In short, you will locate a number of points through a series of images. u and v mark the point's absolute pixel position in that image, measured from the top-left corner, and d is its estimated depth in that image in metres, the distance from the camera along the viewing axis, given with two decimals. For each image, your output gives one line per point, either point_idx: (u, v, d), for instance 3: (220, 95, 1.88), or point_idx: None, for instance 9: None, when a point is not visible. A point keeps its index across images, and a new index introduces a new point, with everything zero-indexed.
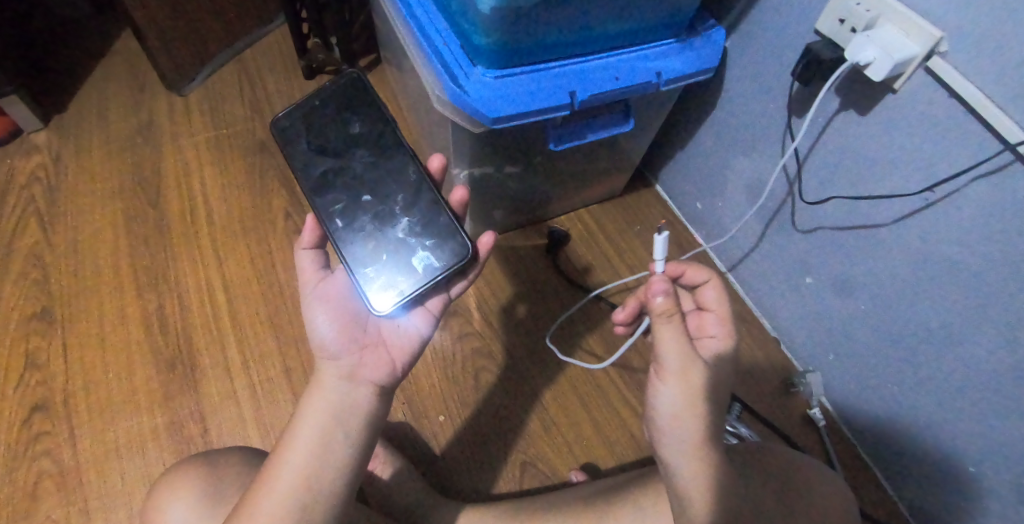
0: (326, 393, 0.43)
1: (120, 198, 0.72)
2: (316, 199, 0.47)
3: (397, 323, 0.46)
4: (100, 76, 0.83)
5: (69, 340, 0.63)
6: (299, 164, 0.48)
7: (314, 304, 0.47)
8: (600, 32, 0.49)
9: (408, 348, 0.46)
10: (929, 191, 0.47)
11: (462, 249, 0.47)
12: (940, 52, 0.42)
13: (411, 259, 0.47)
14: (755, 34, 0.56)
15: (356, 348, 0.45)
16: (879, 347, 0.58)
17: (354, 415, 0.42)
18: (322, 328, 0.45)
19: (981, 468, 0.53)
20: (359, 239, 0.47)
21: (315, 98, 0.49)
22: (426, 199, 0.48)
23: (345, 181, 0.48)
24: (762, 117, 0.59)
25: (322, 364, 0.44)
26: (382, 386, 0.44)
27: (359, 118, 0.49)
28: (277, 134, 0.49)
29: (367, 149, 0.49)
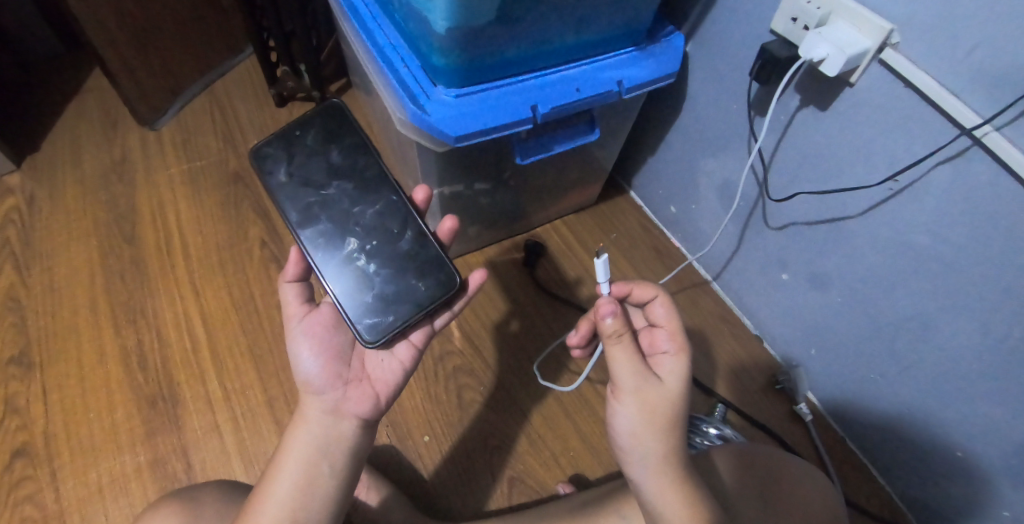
0: (310, 427, 0.42)
1: (96, 236, 0.72)
2: (301, 231, 0.46)
3: (381, 358, 0.46)
4: (72, 115, 0.83)
5: (47, 383, 0.62)
6: (282, 197, 0.46)
7: (297, 338, 0.45)
8: (558, 46, 0.49)
9: (391, 382, 0.46)
10: (893, 181, 0.47)
11: (448, 280, 0.46)
12: (892, 44, 0.43)
13: (396, 292, 0.46)
14: (713, 39, 0.57)
15: (342, 384, 0.44)
16: (860, 339, 0.58)
17: (338, 449, 0.42)
18: (305, 362, 0.44)
19: (968, 453, 0.53)
20: (345, 271, 0.45)
21: (293, 127, 0.47)
22: (412, 230, 0.47)
23: (332, 215, 0.46)
24: (726, 118, 0.60)
25: (305, 398, 0.44)
26: (366, 420, 0.44)
27: (340, 147, 0.47)
28: (255, 164, 0.46)
29: (351, 181, 0.47)
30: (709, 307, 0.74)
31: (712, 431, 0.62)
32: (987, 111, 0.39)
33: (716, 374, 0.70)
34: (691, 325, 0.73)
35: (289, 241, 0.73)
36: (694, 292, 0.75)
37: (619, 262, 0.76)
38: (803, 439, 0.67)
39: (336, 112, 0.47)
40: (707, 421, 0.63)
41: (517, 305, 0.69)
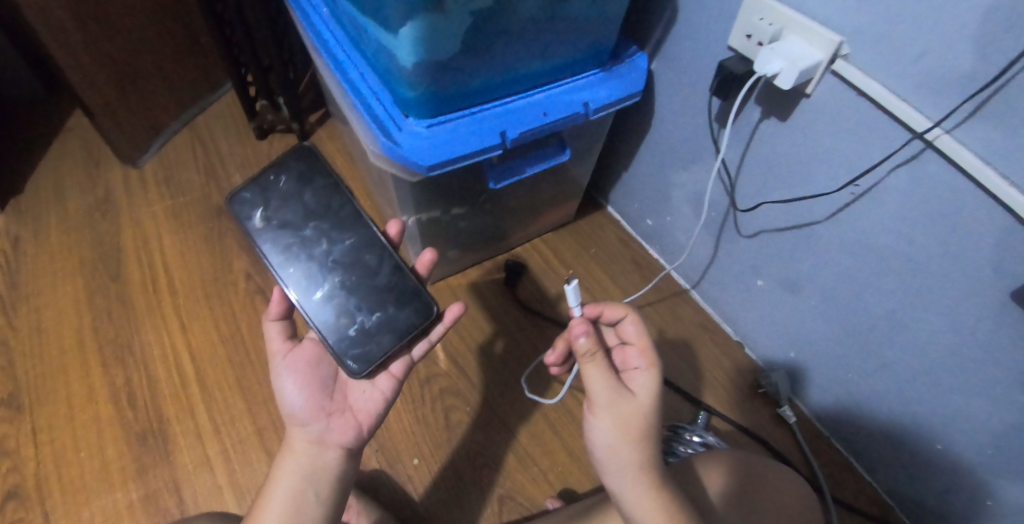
0: (296, 457, 0.43)
1: (82, 275, 0.73)
2: (281, 271, 0.46)
3: (363, 389, 0.47)
4: (54, 155, 0.84)
5: (37, 424, 0.63)
6: (259, 239, 0.46)
7: (281, 373, 0.46)
8: (524, 72, 0.51)
9: (373, 411, 0.46)
10: (854, 185, 0.49)
11: (426, 309, 0.48)
12: (843, 55, 0.44)
13: (377, 324, 0.47)
14: (675, 57, 0.59)
15: (325, 415, 0.45)
16: (835, 340, 0.60)
17: (324, 478, 0.43)
18: (289, 396, 0.45)
19: (949, 445, 0.54)
20: (328, 307, 0.46)
21: (268, 172, 0.47)
22: (388, 265, 0.48)
23: (312, 255, 0.47)
24: (693, 133, 0.62)
25: (290, 430, 0.44)
26: (350, 449, 0.45)
27: (313, 188, 0.47)
28: (232, 209, 0.46)
29: (328, 221, 0.48)
30: (690, 315, 0.75)
31: (695, 438, 0.63)
32: (935, 114, 0.41)
33: (699, 382, 0.71)
34: (673, 335, 0.74)
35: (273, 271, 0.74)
36: (674, 301, 0.76)
37: (600, 275, 0.77)
38: (788, 441, 0.68)
39: (310, 154, 0.48)
40: (689, 430, 0.64)
41: (501, 323, 0.70)
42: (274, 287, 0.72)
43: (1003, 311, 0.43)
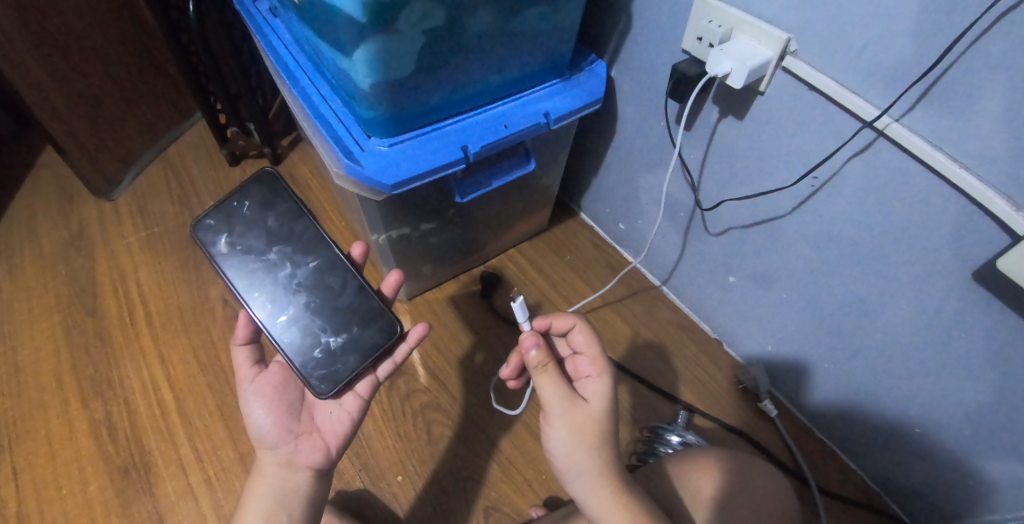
0: (266, 480, 0.45)
1: (59, 311, 0.73)
2: (246, 297, 0.47)
3: (329, 409, 0.48)
4: (27, 193, 0.84)
5: (17, 464, 0.62)
6: (223, 265, 0.47)
7: (248, 398, 0.47)
8: (483, 86, 0.52)
9: (341, 432, 0.47)
10: (813, 176, 0.50)
11: (390, 328, 0.48)
12: (792, 52, 0.46)
13: (341, 345, 0.47)
14: (632, 63, 0.60)
15: (292, 437, 0.46)
16: (808, 330, 0.61)
17: (293, 500, 0.44)
18: (256, 420, 0.46)
19: (927, 428, 0.55)
20: (292, 331, 0.47)
21: (231, 198, 0.47)
22: (352, 286, 0.49)
23: (277, 279, 0.48)
24: (655, 136, 0.63)
25: (260, 453, 0.46)
26: (320, 470, 0.46)
27: (275, 213, 0.48)
28: (197, 237, 0.47)
29: (291, 245, 0.48)
30: (667, 316, 0.76)
31: (675, 438, 0.64)
32: (882, 103, 0.42)
33: (680, 381, 0.72)
34: (652, 336, 0.74)
35: None
36: (651, 303, 0.77)
37: (576, 281, 0.78)
38: (772, 435, 0.69)
39: (270, 179, 0.48)
40: (669, 429, 0.64)
41: (480, 335, 0.71)
42: None
43: (966, 290, 0.44)
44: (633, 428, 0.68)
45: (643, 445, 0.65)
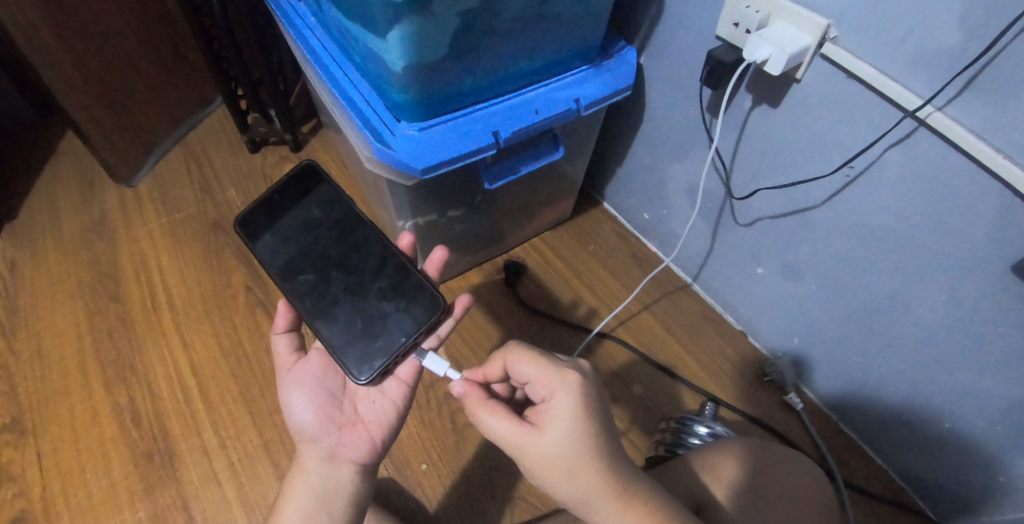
0: (308, 476, 0.44)
1: (81, 296, 0.73)
2: (287, 283, 0.48)
3: (372, 399, 0.47)
4: (48, 179, 0.84)
5: (42, 448, 0.62)
6: (267, 256, 0.49)
7: (289, 388, 0.47)
8: (514, 71, 0.51)
9: (385, 423, 0.47)
10: (849, 167, 0.49)
11: (433, 302, 0.47)
12: (831, 38, 0.44)
13: (382, 326, 0.47)
14: (662, 50, 0.59)
15: (334, 430, 0.45)
16: (837, 323, 0.60)
17: (336, 497, 0.44)
18: (298, 411, 0.46)
19: (957, 423, 0.53)
20: (334, 315, 0.47)
21: (272, 192, 0.49)
22: (393, 264, 0.49)
23: (317, 263, 0.48)
24: (685, 124, 0.62)
25: (302, 447, 0.46)
26: (364, 465, 0.45)
27: (316, 202, 0.50)
28: (241, 229, 0.49)
29: (330, 231, 0.50)
30: (691, 307, 0.75)
31: (703, 429, 0.62)
32: (926, 92, 0.41)
33: (704, 373, 0.71)
34: (676, 327, 0.74)
35: (273, 283, 0.74)
36: (676, 294, 0.76)
37: (600, 271, 0.78)
38: (797, 428, 0.68)
39: (310, 171, 0.51)
40: (697, 420, 0.62)
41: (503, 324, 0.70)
42: (274, 299, 0.72)
43: (1006, 285, 0.43)
44: (657, 419, 0.68)
45: (672, 436, 0.63)
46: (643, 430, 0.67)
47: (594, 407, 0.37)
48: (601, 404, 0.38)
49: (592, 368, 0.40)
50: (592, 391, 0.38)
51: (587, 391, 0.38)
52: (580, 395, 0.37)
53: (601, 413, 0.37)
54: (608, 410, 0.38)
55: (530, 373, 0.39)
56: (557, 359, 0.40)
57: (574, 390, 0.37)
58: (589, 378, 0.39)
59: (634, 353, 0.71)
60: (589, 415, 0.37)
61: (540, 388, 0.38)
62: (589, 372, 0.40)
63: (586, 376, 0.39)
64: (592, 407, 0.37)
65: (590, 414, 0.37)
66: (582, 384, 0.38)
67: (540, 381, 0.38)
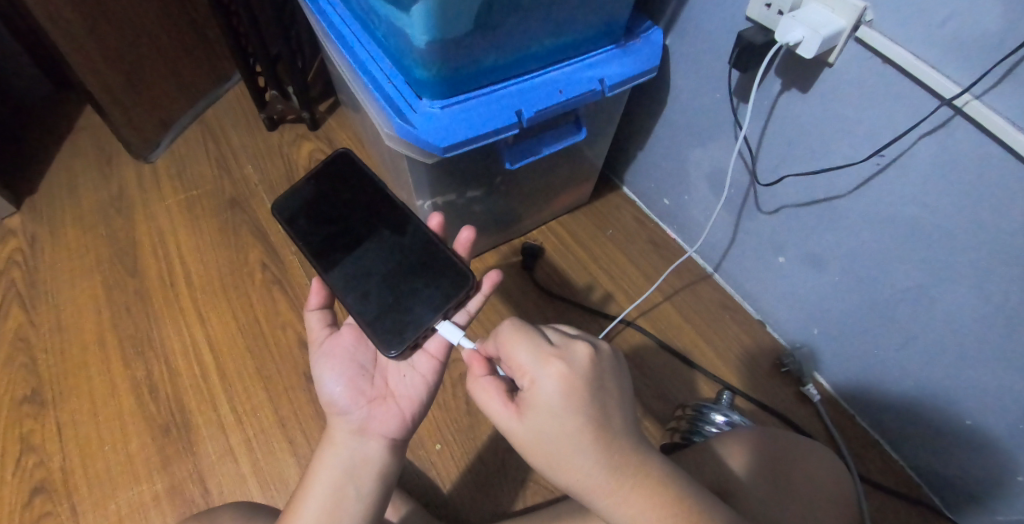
0: (337, 448, 0.44)
1: (100, 270, 0.73)
2: (320, 261, 0.48)
3: (403, 374, 0.47)
4: (66, 153, 0.84)
5: (61, 419, 0.63)
6: (301, 238, 0.49)
7: (321, 361, 0.48)
8: (538, 49, 0.50)
9: (416, 398, 0.47)
10: (878, 156, 0.48)
11: (462, 278, 0.47)
12: (867, 21, 0.43)
13: (412, 300, 0.47)
14: (689, 31, 0.58)
15: (365, 402, 0.45)
16: (858, 314, 0.59)
17: (365, 471, 0.43)
18: (329, 383, 0.46)
19: (978, 421, 0.52)
20: (364, 290, 0.47)
21: (311, 180, 0.51)
22: (423, 241, 0.49)
23: (349, 241, 0.49)
24: (710, 108, 0.61)
25: (332, 420, 0.45)
26: (393, 440, 0.45)
27: (351, 187, 0.51)
28: (278, 214, 0.49)
29: (363, 212, 0.50)
30: (709, 295, 0.75)
31: (720, 417, 0.61)
32: (964, 80, 0.39)
33: (720, 361, 0.71)
34: (692, 314, 0.73)
35: (289, 261, 0.74)
36: (693, 281, 0.76)
37: (617, 256, 0.77)
38: (813, 420, 0.67)
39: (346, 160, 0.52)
40: (713, 409, 0.62)
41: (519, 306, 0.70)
42: (291, 276, 0.72)
43: None
44: (671, 406, 0.67)
45: (688, 424, 0.62)
46: (657, 416, 0.67)
47: (576, 401, 0.35)
48: (587, 397, 0.36)
49: (587, 354, 0.38)
50: (575, 383, 0.36)
51: (569, 384, 0.36)
52: (558, 390, 0.35)
53: (584, 408, 0.35)
54: (596, 403, 0.36)
55: (515, 358, 0.37)
56: (546, 344, 0.38)
57: (553, 382, 0.35)
58: (577, 368, 0.36)
59: (649, 339, 0.71)
60: (568, 411, 0.35)
61: (523, 374, 0.37)
62: (580, 360, 0.37)
63: (573, 366, 0.36)
64: (573, 402, 0.35)
65: (570, 410, 0.35)
66: (564, 376, 0.36)
67: (523, 367, 0.37)
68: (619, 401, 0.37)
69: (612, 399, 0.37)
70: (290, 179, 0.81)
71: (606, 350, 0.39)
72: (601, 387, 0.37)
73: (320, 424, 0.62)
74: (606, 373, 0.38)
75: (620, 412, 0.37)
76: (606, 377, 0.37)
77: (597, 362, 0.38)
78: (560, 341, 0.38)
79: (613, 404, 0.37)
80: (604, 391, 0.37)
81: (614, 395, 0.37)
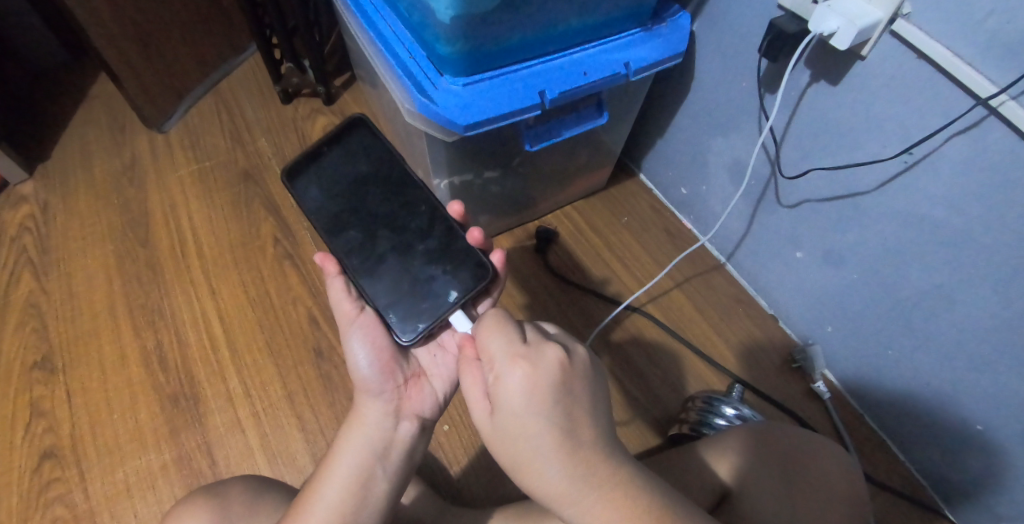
0: (369, 428, 0.44)
1: (111, 239, 0.73)
2: (332, 240, 0.47)
3: (434, 353, 0.48)
4: (79, 121, 0.83)
5: (71, 386, 0.63)
6: (312, 211, 0.48)
7: (355, 337, 0.46)
8: (563, 29, 0.49)
9: (448, 377, 0.48)
10: (906, 153, 0.46)
11: (480, 268, 0.46)
12: (904, 14, 0.41)
13: (428, 289, 0.46)
14: (718, 16, 0.56)
15: (400, 382, 0.46)
16: (874, 312, 0.58)
17: (395, 451, 0.44)
18: (363, 361, 0.46)
19: (989, 426, 0.52)
20: (382, 277, 0.46)
21: (320, 145, 0.49)
22: (440, 227, 0.48)
23: (360, 217, 0.48)
24: (736, 97, 0.59)
25: (363, 398, 0.45)
26: (425, 419, 0.46)
27: (365, 158, 0.49)
28: (288, 184, 0.48)
29: (378, 186, 0.49)
30: (724, 288, 0.74)
31: (730, 410, 0.61)
32: (1001, 79, 0.38)
33: (730, 353, 0.70)
34: (704, 306, 0.73)
35: (302, 236, 0.73)
36: (708, 273, 0.75)
37: (631, 244, 0.76)
38: (820, 417, 0.67)
39: (358, 126, 0.49)
40: (724, 401, 0.62)
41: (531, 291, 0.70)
42: (304, 251, 0.72)
43: None
44: (680, 397, 0.67)
45: (697, 414, 0.62)
46: (665, 406, 0.67)
47: (538, 403, 0.33)
48: (552, 401, 0.33)
49: (558, 358, 0.34)
50: (539, 386, 0.33)
51: (533, 386, 0.33)
52: (520, 391, 0.33)
53: (547, 413, 0.32)
54: (560, 409, 0.33)
55: (488, 351, 0.36)
56: (519, 342, 0.35)
57: (515, 382, 0.33)
58: (543, 371, 0.34)
59: (661, 328, 0.71)
60: (530, 412, 0.33)
61: (492, 369, 0.35)
62: (547, 362, 0.34)
63: (539, 368, 0.34)
64: (536, 404, 0.33)
65: (532, 412, 0.33)
66: (527, 377, 0.33)
67: (493, 362, 0.35)
68: (590, 411, 0.34)
69: (580, 406, 0.34)
70: None
71: (581, 356, 0.36)
72: (568, 393, 0.34)
73: (329, 401, 0.62)
74: (577, 380, 0.34)
75: (589, 422, 0.34)
76: (576, 383, 0.34)
77: (568, 367, 0.34)
78: (534, 341, 0.36)
79: (581, 412, 0.34)
80: (572, 398, 0.34)
81: (583, 404, 0.34)
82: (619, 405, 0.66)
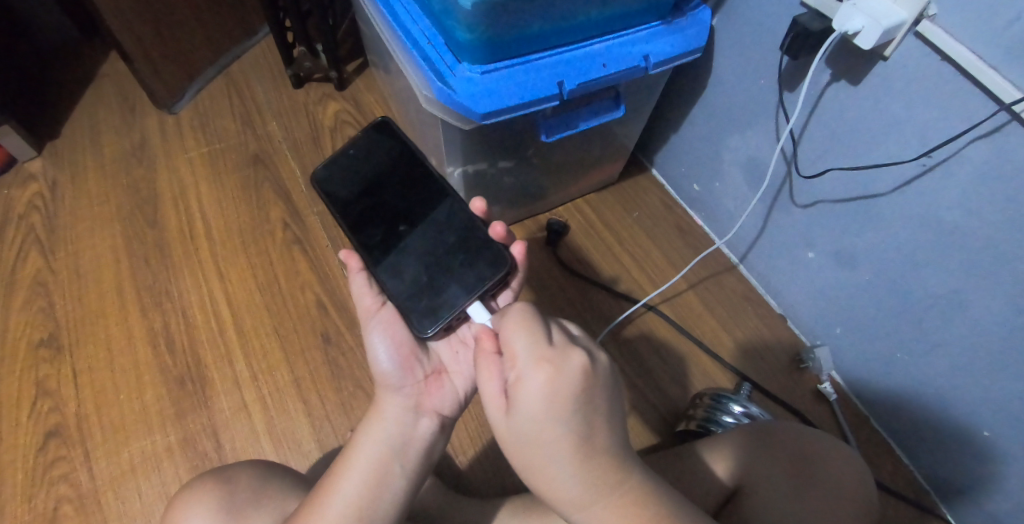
0: (388, 422, 0.44)
1: (120, 220, 0.73)
2: (357, 237, 0.48)
3: (456, 351, 0.49)
4: (89, 99, 0.83)
5: (77, 365, 0.63)
6: (339, 210, 0.49)
7: (375, 332, 0.47)
8: (584, 20, 0.48)
9: (468, 375, 0.48)
10: (926, 156, 0.46)
11: (499, 258, 0.46)
12: (930, 16, 0.41)
13: (446, 279, 0.46)
14: (740, 11, 0.56)
15: (420, 378, 0.46)
16: (886, 315, 0.57)
17: (414, 446, 0.44)
18: (384, 356, 0.46)
19: (996, 432, 0.51)
20: (398, 268, 0.46)
21: (348, 148, 0.50)
22: (457, 217, 0.48)
23: (382, 214, 0.48)
24: (755, 94, 0.59)
25: (383, 393, 0.45)
26: (444, 417, 0.46)
27: (388, 155, 0.49)
28: (317, 185, 0.49)
29: (399, 181, 0.49)
30: (733, 286, 0.74)
31: (737, 408, 0.61)
32: None
33: (737, 351, 0.70)
34: (713, 303, 0.73)
35: (311, 221, 0.73)
36: (718, 271, 0.75)
37: (642, 239, 0.76)
38: (826, 418, 0.67)
39: (384, 129, 0.50)
40: (732, 399, 0.62)
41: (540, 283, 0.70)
42: (313, 237, 0.72)
43: None
44: (687, 394, 0.67)
45: (704, 411, 0.62)
46: (671, 403, 0.67)
47: (559, 410, 0.32)
48: (572, 409, 0.32)
49: (583, 365, 0.33)
50: (561, 393, 0.32)
51: (555, 392, 0.32)
52: (541, 396, 0.32)
53: (566, 419, 0.32)
54: (580, 416, 0.32)
55: (511, 349, 0.34)
56: (545, 344, 0.34)
57: (538, 386, 0.32)
58: (567, 378, 0.32)
59: (670, 324, 0.71)
60: (549, 418, 0.32)
61: (513, 366, 0.34)
62: (573, 367, 0.33)
63: (564, 375, 0.32)
64: (556, 410, 0.32)
65: (551, 417, 0.32)
66: (550, 382, 0.32)
67: (516, 361, 0.34)
68: (608, 418, 0.33)
69: (599, 414, 0.33)
70: (315, 138, 0.80)
71: (603, 364, 0.35)
72: (589, 402, 0.32)
73: (335, 388, 0.62)
74: (599, 388, 0.33)
75: (607, 430, 0.33)
76: (597, 391, 0.33)
77: (591, 375, 0.33)
78: (560, 344, 0.34)
79: (598, 420, 0.33)
80: (592, 407, 0.33)
81: (602, 412, 0.33)
82: (625, 401, 0.66)
